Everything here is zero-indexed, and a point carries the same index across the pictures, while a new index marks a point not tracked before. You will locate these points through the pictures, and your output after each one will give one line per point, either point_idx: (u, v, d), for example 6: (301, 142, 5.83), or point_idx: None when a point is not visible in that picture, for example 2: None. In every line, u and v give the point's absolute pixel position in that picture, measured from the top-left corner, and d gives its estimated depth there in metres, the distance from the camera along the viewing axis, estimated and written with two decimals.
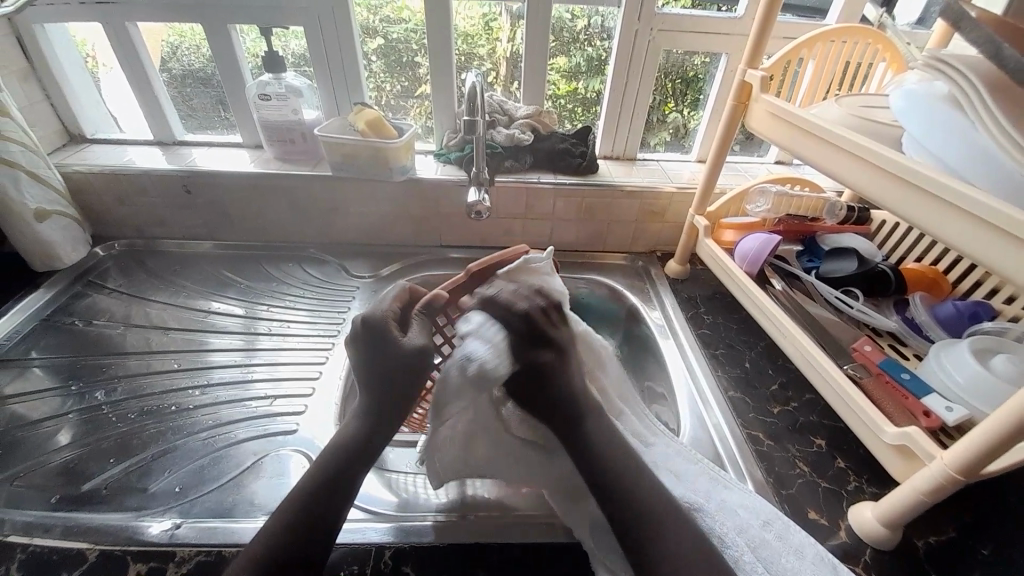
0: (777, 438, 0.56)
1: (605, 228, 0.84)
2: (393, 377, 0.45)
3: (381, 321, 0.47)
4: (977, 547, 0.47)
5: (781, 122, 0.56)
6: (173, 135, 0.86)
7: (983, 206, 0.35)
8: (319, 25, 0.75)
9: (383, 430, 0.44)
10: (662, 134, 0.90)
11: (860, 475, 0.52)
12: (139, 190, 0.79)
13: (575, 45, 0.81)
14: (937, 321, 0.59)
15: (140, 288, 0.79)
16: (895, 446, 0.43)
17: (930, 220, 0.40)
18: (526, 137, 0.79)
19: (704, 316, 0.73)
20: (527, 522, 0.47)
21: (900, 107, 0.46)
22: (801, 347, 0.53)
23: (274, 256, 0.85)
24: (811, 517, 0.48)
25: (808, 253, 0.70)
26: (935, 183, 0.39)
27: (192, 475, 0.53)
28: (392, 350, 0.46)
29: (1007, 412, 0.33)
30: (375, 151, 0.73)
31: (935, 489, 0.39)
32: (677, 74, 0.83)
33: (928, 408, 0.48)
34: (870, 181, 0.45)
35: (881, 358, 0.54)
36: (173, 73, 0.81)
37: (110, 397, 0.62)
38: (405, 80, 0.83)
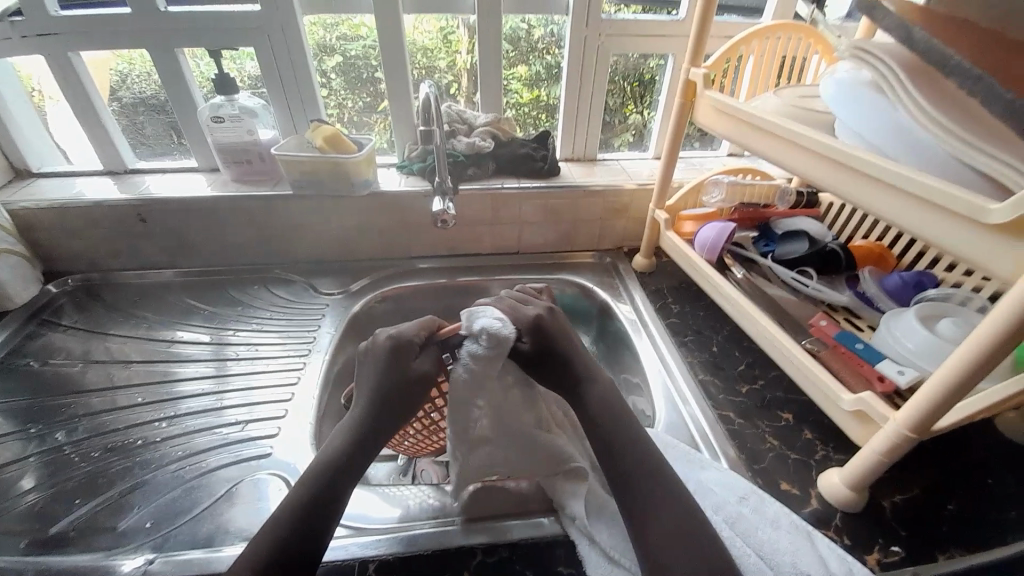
0: (748, 417, 0.58)
1: (572, 227, 0.85)
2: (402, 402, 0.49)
3: (407, 345, 0.51)
4: (938, 503, 0.50)
5: (726, 114, 0.58)
6: (126, 165, 0.83)
7: (913, 181, 0.38)
8: (274, 46, 0.75)
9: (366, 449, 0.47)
10: (623, 135, 0.93)
11: (827, 444, 0.54)
12: (93, 222, 0.77)
13: (532, 54, 0.83)
14: (886, 292, 0.62)
15: (99, 323, 0.76)
16: (853, 411, 0.45)
17: (865, 196, 0.43)
18: (488, 144, 0.80)
19: (672, 305, 0.75)
20: (512, 521, 0.47)
21: (830, 95, 0.49)
22: (763, 327, 0.55)
23: (240, 280, 0.83)
24: (784, 488, 0.50)
25: (764, 238, 0.73)
26: (869, 163, 0.41)
27: (164, 509, 0.51)
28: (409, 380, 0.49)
29: (946, 369, 0.36)
30: (337, 166, 0.73)
31: (892, 448, 0.41)
32: (631, 76, 0.86)
33: (882, 373, 0.50)
34: (811, 167, 0.48)
35: (837, 331, 0.57)
36: (124, 102, 0.80)
37: (72, 437, 0.59)
38: (366, 96, 0.84)
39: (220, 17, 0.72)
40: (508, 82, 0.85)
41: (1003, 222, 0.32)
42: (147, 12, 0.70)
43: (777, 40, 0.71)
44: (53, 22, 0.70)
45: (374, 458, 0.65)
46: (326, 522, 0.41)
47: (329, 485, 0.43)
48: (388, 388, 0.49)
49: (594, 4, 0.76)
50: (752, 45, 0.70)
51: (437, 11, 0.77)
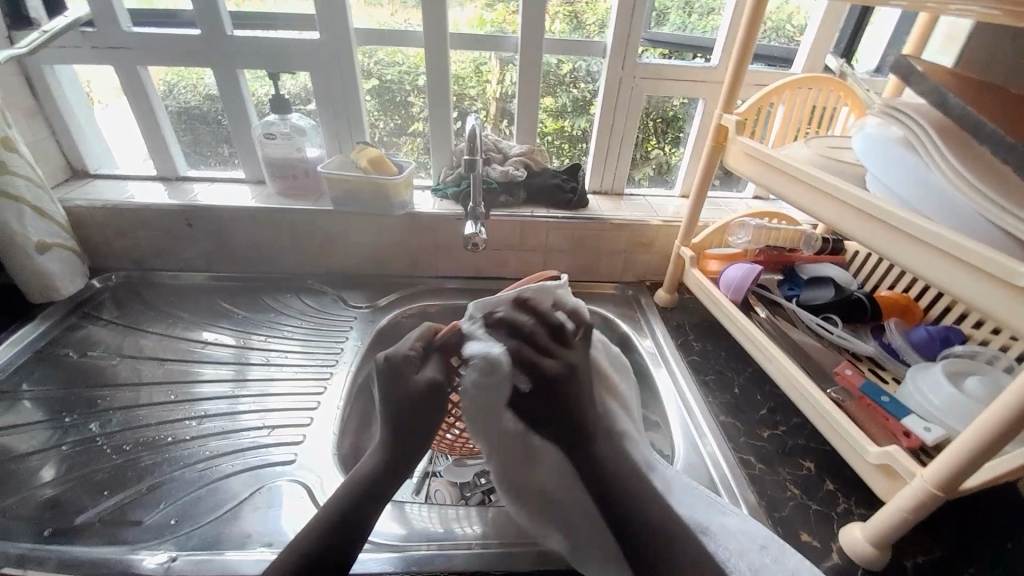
0: (768, 462, 0.57)
1: (596, 258, 0.87)
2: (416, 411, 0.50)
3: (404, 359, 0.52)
4: (966, 567, 0.48)
5: (756, 161, 0.60)
6: (176, 171, 0.88)
7: (944, 240, 0.39)
8: (323, 69, 0.79)
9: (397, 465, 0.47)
10: (645, 169, 0.95)
11: (849, 497, 0.53)
12: (141, 224, 0.81)
13: (560, 87, 0.86)
14: (912, 346, 0.63)
15: (137, 320, 0.79)
16: (878, 464, 0.45)
17: (896, 251, 0.44)
18: (520, 174, 0.83)
19: (693, 342, 0.76)
20: (528, 550, 0.47)
21: (862, 149, 0.51)
22: (786, 371, 0.56)
23: (272, 287, 0.86)
24: (804, 539, 0.49)
25: (788, 282, 0.73)
26: (900, 219, 0.42)
27: (187, 507, 0.52)
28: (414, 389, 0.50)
29: (978, 426, 0.36)
30: (375, 185, 0.76)
31: (918, 505, 0.41)
32: (657, 114, 0.89)
33: (908, 428, 0.50)
34: (840, 217, 0.49)
35: (861, 381, 0.57)
36: (171, 110, 0.85)
37: (104, 428, 0.61)
38: (398, 118, 0.88)
39: (278, 42, 0.77)
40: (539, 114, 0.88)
41: None
42: (214, 34, 0.75)
43: (807, 92, 0.74)
44: (128, 38, 0.76)
45: None
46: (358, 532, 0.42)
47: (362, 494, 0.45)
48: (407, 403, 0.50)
49: (629, 49, 0.80)
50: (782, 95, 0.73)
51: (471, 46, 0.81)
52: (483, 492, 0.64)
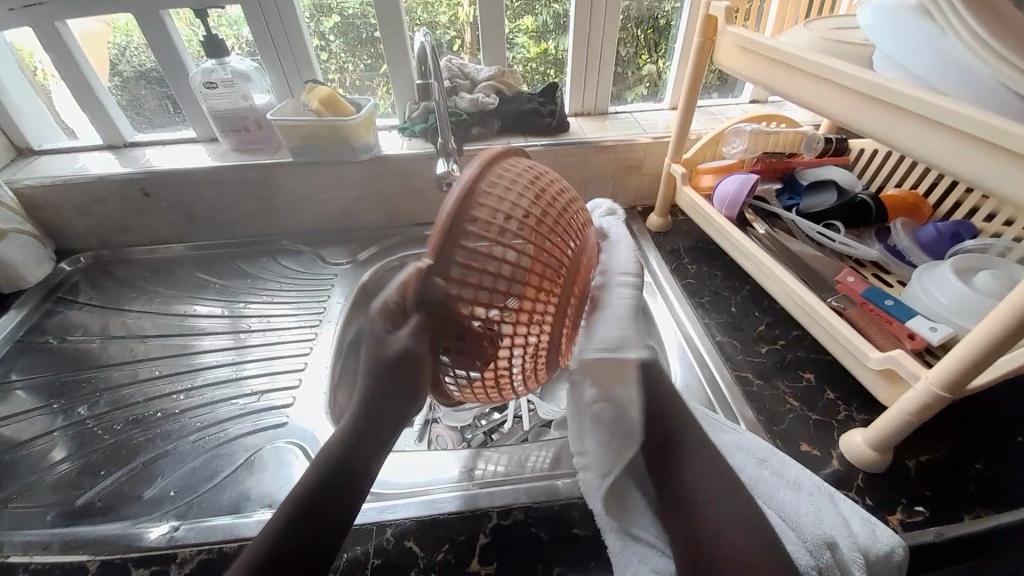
0: (767, 377, 0.56)
1: (583, 186, 0.82)
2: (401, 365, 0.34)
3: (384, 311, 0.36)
4: (968, 462, 0.48)
5: (749, 52, 0.53)
6: (124, 138, 0.81)
7: (958, 116, 0.34)
8: (257, 1, 0.70)
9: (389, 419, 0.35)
10: (637, 88, 0.87)
11: (850, 404, 0.52)
12: (97, 198, 0.76)
13: (538, 3, 0.77)
14: (919, 245, 0.59)
15: (115, 299, 0.76)
16: (881, 371, 0.43)
17: (901, 137, 0.39)
18: (491, 101, 0.76)
19: (688, 265, 0.72)
20: (525, 484, 0.47)
21: (867, 25, 0.44)
22: (784, 285, 0.53)
23: (249, 252, 0.83)
24: (804, 449, 0.49)
25: (788, 191, 0.68)
26: (912, 99, 0.37)
27: (186, 478, 0.53)
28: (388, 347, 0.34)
29: (990, 321, 0.33)
30: (335, 130, 0.70)
31: (920, 408, 0.40)
32: (644, 21, 0.80)
33: (913, 330, 0.47)
34: (844, 108, 0.43)
35: (865, 287, 0.53)
36: (126, 76, 0.77)
37: (95, 410, 0.61)
38: (367, 58, 0.79)
39: None
40: (514, 35, 0.80)
41: None
42: None
43: None
44: None
45: None
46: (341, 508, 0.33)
47: (351, 450, 0.34)
48: (388, 376, 0.34)
49: None
50: None
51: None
52: (485, 433, 0.65)
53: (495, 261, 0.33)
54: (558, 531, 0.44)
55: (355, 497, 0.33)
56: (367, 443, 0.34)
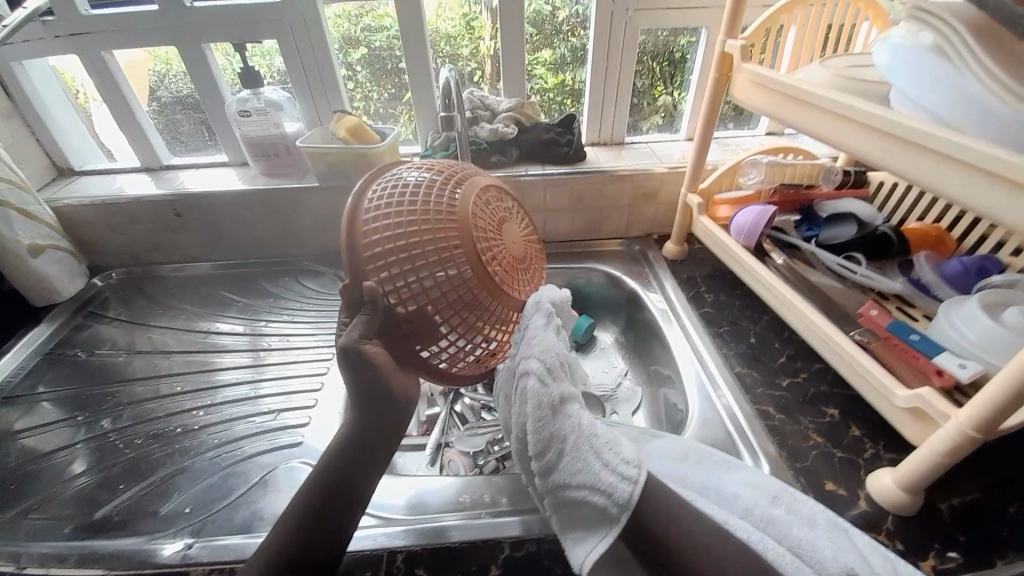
0: (789, 411, 0.54)
1: (599, 214, 0.83)
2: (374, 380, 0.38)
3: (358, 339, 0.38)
4: (1006, 508, 0.46)
5: (763, 89, 0.55)
6: (159, 160, 0.85)
7: (975, 153, 0.34)
8: (290, 35, 0.74)
9: (383, 430, 0.39)
10: (652, 117, 0.89)
11: (877, 442, 0.50)
12: (132, 218, 0.79)
13: (557, 37, 0.80)
14: (943, 279, 0.58)
15: (142, 315, 0.79)
16: (908, 407, 0.42)
17: (918, 171, 0.39)
18: (511, 130, 0.78)
19: (705, 294, 0.72)
20: (539, 515, 0.46)
21: (884, 63, 0.44)
22: (805, 316, 0.52)
23: (271, 271, 0.85)
24: (829, 488, 0.47)
25: (807, 221, 0.68)
26: (928, 136, 0.37)
27: (202, 495, 0.53)
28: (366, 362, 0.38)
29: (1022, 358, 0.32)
30: (359, 156, 0.73)
31: (952, 449, 0.38)
32: (660, 55, 0.82)
33: (941, 367, 0.46)
34: (860, 142, 0.44)
35: (888, 321, 0.52)
36: (163, 101, 0.82)
37: (117, 424, 0.62)
38: (392, 87, 0.83)
39: (239, 10, 0.72)
40: (534, 68, 0.83)
41: None
42: (171, 8, 0.71)
43: (819, 7, 0.66)
44: (87, 23, 0.72)
45: (404, 448, 0.65)
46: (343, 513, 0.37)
47: (348, 468, 0.38)
48: (371, 391, 0.38)
49: None
50: (791, 17, 0.65)
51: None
52: (497, 459, 0.63)
53: (428, 258, 0.37)
54: (573, 566, 0.43)
55: (358, 502, 0.38)
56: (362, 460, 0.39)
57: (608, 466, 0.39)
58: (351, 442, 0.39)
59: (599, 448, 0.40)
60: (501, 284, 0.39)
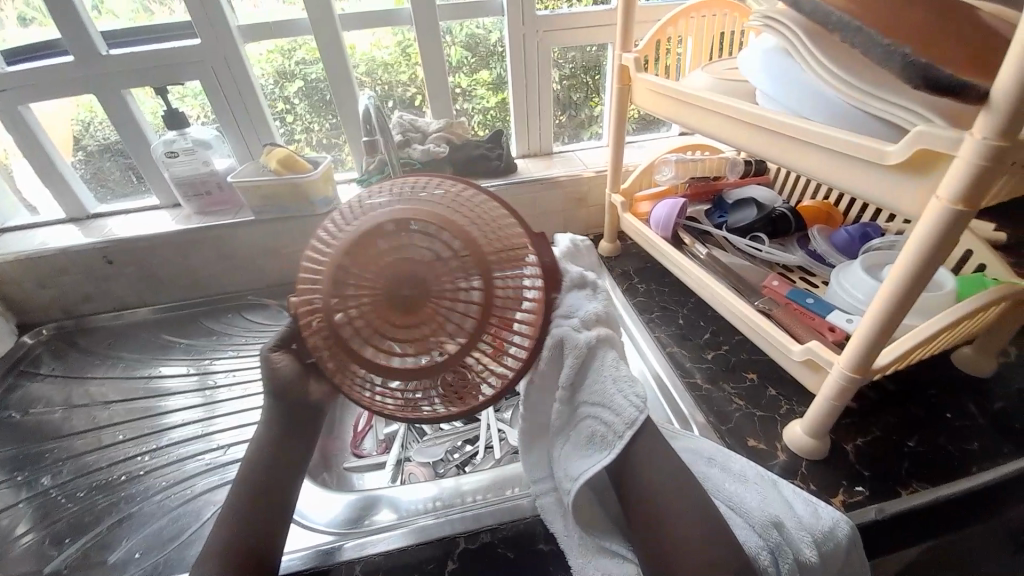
0: (714, 381, 0.60)
1: (536, 220, 0.87)
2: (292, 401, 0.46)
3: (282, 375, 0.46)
4: (901, 441, 0.52)
5: (659, 94, 0.61)
6: (86, 210, 0.83)
7: (819, 134, 0.40)
8: (216, 74, 0.76)
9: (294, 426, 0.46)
10: (592, 128, 0.96)
11: (790, 399, 0.56)
12: (60, 270, 0.77)
13: (492, 58, 0.85)
14: (835, 248, 0.65)
15: (78, 368, 0.76)
16: (804, 361, 0.47)
17: (783, 154, 0.45)
18: (443, 149, 0.81)
19: (638, 285, 0.77)
20: (492, 508, 0.48)
21: (748, 67, 0.51)
22: (716, 292, 0.58)
23: (216, 309, 0.84)
24: (752, 444, 0.52)
25: (717, 210, 0.75)
26: (784, 123, 0.43)
27: (153, 538, 0.52)
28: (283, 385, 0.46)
29: (882, 299, 0.37)
30: (296, 187, 0.75)
31: (840, 391, 0.43)
32: (591, 70, 0.89)
33: (833, 324, 0.53)
34: (736, 134, 0.50)
35: (788, 289, 0.59)
36: (89, 150, 0.80)
37: (57, 480, 0.60)
38: (332, 117, 0.85)
39: (163, 53, 0.73)
40: (475, 88, 0.87)
41: (901, 161, 0.35)
42: (86, 56, 0.71)
43: (704, 19, 0.73)
44: (1, 77, 0.70)
45: (364, 469, 0.66)
46: (274, 518, 0.40)
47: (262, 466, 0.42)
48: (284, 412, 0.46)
49: (527, 3, 0.78)
50: (680, 27, 0.72)
51: (393, 24, 0.79)
52: (457, 466, 0.65)
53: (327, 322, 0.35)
54: (524, 548, 0.45)
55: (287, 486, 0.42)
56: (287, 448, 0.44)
57: (620, 390, 0.40)
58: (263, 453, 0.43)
59: (618, 379, 0.40)
60: (406, 333, 0.35)
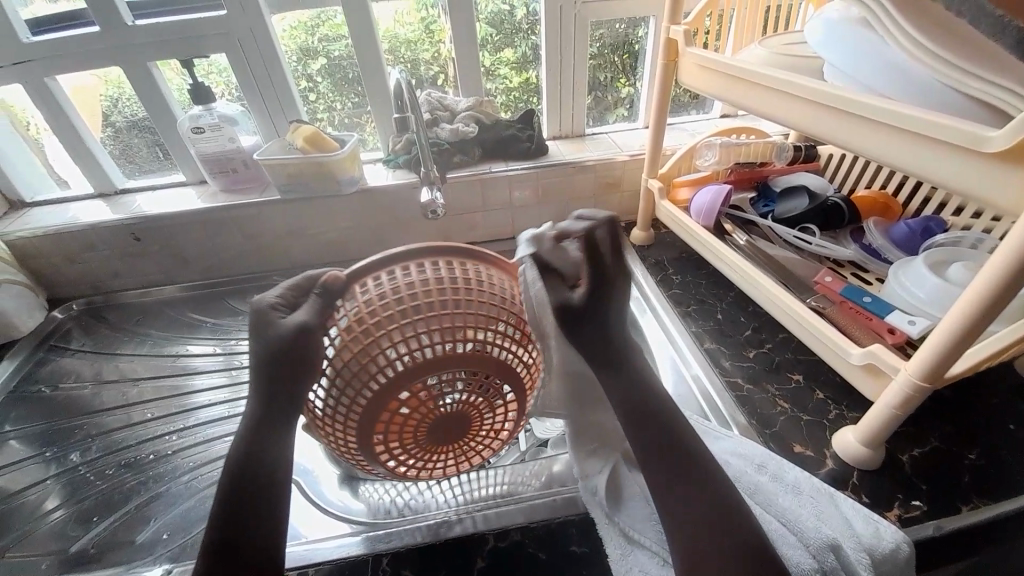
0: (756, 381, 0.56)
1: (566, 206, 0.84)
2: (284, 378, 0.38)
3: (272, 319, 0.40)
4: (965, 454, 0.48)
5: (708, 71, 0.56)
6: (113, 186, 0.83)
7: (905, 117, 0.36)
8: (240, 47, 0.74)
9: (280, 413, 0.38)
10: (619, 110, 0.91)
11: (839, 403, 0.53)
12: (90, 246, 0.77)
13: (518, 36, 0.81)
14: (893, 243, 0.61)
15: (108, 345, 0.77)
16: (863, 366, 0.43)
17: (855, 139, 0.41)
18: (470, 129, 0.78)
19: (673, 276, 0.74)
20: (523, 504, 0.47)
21: (819, 39, 0.46)
22: (760, 285, 0.54)
23: (240, 289, 0.84)
24: (798, 450, 0.49)
25: (762, 198, 0.71)
26: (859, 103, 0.39)
27: (179, 519, 0.52)
28: (283, 344, 0.38)
29: (967, 299, 0.33)
30: (318, 165, 0.73)
31: (904, 401, 0.40)
32: (620, 48, 0.84)
33: (893, 325, 0.49)
34: (799, 114, 0.46)
35: (843, 287, 0.55)
36: (118, 126, 0.80)
37: (87, 456, 0.61)
38: (355, 96, 0.82)
39: (186, 26, 0.71)
40: (500, 68, 0.83)
41: (1003, 148, 0.30)
42: (112, 27, 0.69)
43: None
44: (29, 50, 0.69)
45: None
46: (268, 516, 0.36)
47: (259, 455, 0.37)
48: (271, 374, 0.38)
49: None
50: None
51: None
52: None
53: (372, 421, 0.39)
54: (555, 548, 0.44)
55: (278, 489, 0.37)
56: (274, 436, 0.38)
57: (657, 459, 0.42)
58: (257, 440, 0.38)
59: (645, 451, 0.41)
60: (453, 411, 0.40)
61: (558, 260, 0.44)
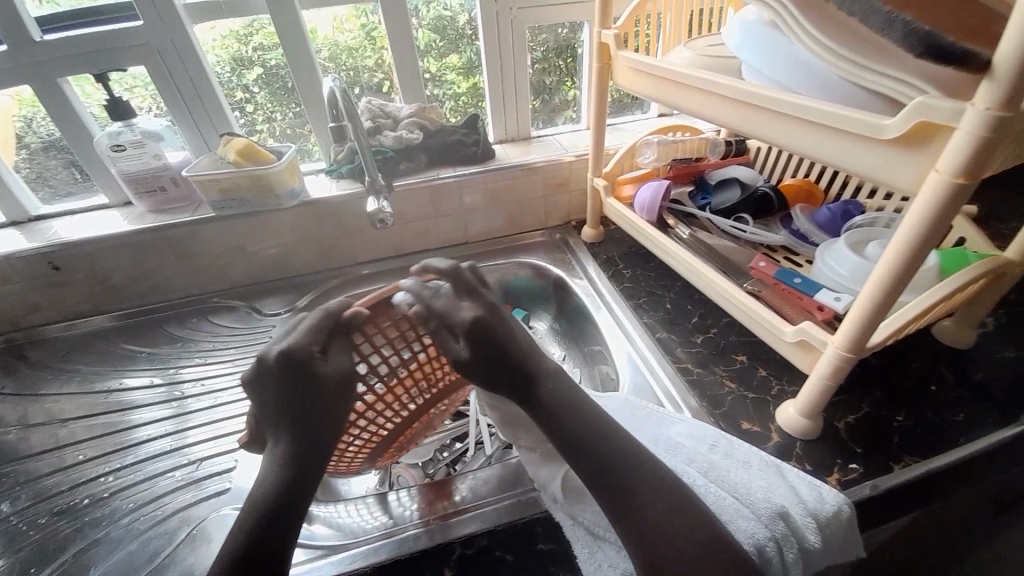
0: (705, 365, 0.59)
1: (517, 208, 0.85)
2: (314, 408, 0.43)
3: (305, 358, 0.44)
4: (892, 416, 0.52)
5: (640, 73, 0.59)
6: (28, 213, 0.76)
7: (813, 109, 0.39)
8: (164, 59, 0.70)
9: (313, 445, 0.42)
10: (567, 112, 0.93)
11: (781, 379, 0.56)
12: (4, 278, 0.70)
13: (462, 41, 0.81)
14: (818, 226, 0.65)
15: (30, 384, 0.70)
16: (797, 342, 0.46)
17: (774, 133, 0.44)
18: (416, 136, 0.77)
19: (623, 271, 0.76)
20: (488, 508, 0.47)
21: (737, 40, 0.49)
22: (701, 272, 0.57)
23: (178, 314, 0.79)
24: (746, 427, 0.52)
25: (700, 191, 0.74)
26: (774, 98, 0.41)
27: (122, 565, 0.48)
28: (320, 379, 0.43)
29: (882, 270, 0.36)
30: (256, 179, 0.70)
31: (835, 371, 0.43)
32: (563, 52, 0.86)
33: (821, 303, 0.52)
34: (723, 111, 0.48)
35: (775, 270, 0.58)
36: (33, 148, 0.74)
37: (14, 507, 0.55)
38: (295, 106, 0.80)
39: (100, 37, 0.66)
40: (445, 74, 0.83)
41: (899, 134, 0.33)
42: (14, 40, 0.64)
43: None
44: None
45: None
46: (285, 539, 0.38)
47: (283, 482, 0.40)
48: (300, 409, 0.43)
49: None
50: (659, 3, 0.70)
51: (354, 5, 0.74)
52: (447, 465, 0.64)
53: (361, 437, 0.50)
54: (523, 548, 0.44)
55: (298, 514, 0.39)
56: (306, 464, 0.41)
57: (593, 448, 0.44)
58: (284, 467, 0.41)
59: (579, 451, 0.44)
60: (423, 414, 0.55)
61: (450, 311, 0.47)
